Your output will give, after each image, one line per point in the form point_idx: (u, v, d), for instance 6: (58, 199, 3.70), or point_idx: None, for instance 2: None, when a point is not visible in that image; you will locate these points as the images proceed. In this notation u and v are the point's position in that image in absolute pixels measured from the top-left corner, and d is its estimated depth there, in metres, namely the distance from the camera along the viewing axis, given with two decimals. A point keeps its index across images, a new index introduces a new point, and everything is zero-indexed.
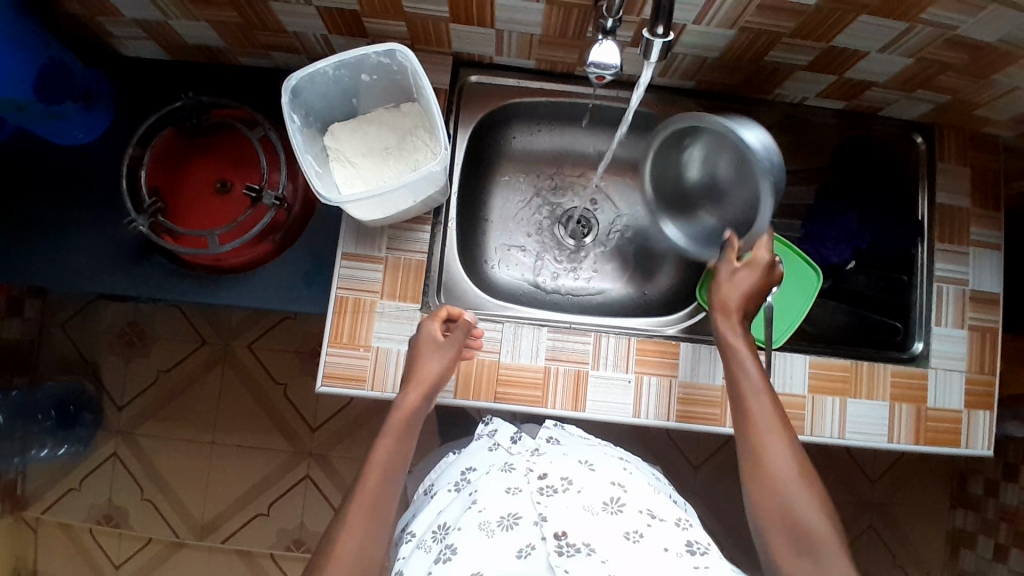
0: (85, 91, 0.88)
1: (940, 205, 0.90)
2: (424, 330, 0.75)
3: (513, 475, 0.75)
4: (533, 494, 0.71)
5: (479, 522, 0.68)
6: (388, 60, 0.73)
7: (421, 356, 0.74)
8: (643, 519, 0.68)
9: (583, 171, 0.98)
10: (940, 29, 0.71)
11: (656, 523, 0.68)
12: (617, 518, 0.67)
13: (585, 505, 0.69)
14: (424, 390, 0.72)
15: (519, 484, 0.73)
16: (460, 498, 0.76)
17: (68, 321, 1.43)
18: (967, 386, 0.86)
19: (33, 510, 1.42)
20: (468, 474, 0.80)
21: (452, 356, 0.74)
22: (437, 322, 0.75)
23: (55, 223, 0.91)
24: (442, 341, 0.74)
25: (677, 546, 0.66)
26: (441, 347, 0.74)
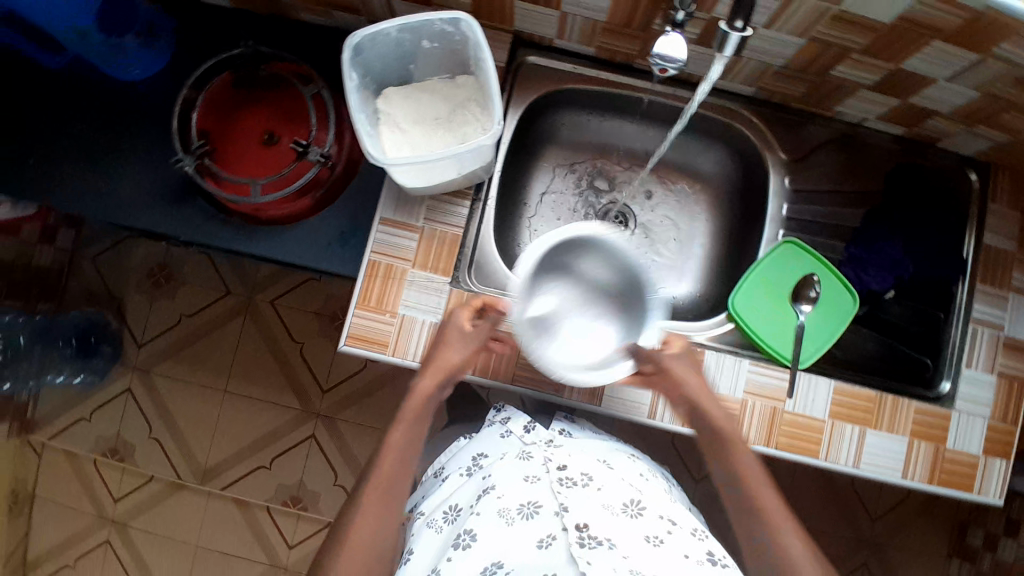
0: (147, 24, 0.91)
1: (986, 246, 0.87)
2: (454, 318, 0.77)
3: (532, 465, 0.75)
4: (554, 484, 0.71)
5: (498, 508, 0.68)
6: (452, 29, 0.72)
7: (446, 343, 0.77)
8: (664, 526, 0.68)
9: (627, 166, 0.97)
10: (1010, 67, 0.69)
11: (676, 530, 0.68)
12: (637, 520, 0.67)
13: (606, 504, 0.68)
14: (441, 377, 0.76)
15: (537, 474, 0.73)
16: (474, 481, 0.76)
17: (99, 254, 1.46)
18: (987, 433, 0.83)
19: (40, 435, 1.46)
20: (480, 459, 0.81)
21: (474, 347, 0.77)
22: (467, 312, 0.77)
23: (102, 154, 0.93)
24: (467, 332, 0.77)
25: (698, 554, 0.65)
26: (466, 337, 0.77)
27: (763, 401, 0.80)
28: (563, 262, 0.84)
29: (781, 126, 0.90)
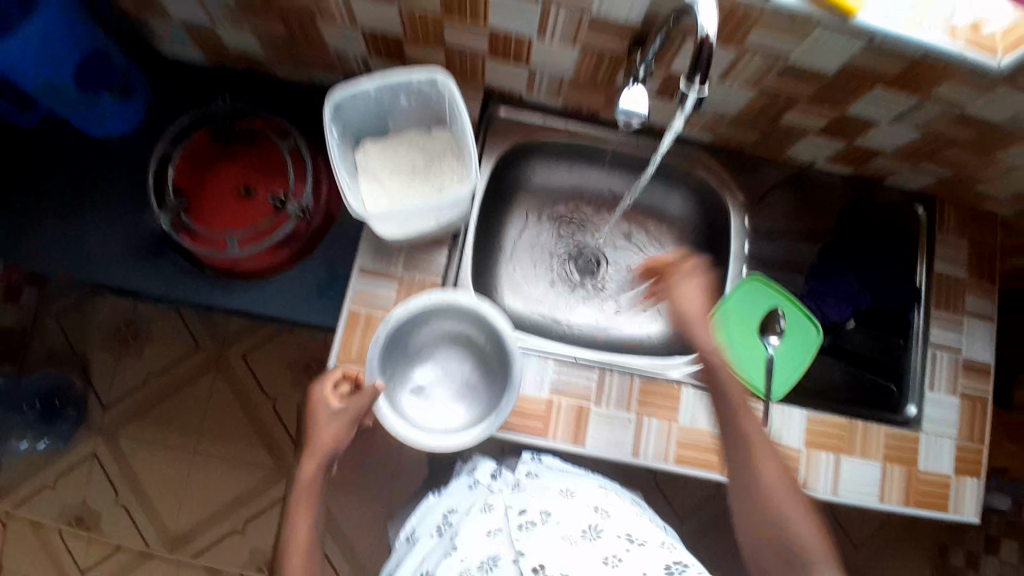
0: (122, 84, 0.93)
1: (937, 273, 0.92)
2: (319, 395, 0.76)
3: (493, 516, 0.74)
4: (511, 531, 0.70)
5: (460, 569, 0.68)
6: (429, 87, 0.76)
7: (320, 424, 0.76)
8: (621, 545, 0.68)
9: (598, 209, 1.00)
10: (949, 106, 0.76)
11: (636, 547, 0.68)
12: (595, 544, 0.67)
13: (564, 535, 0.68)
14: (319, 458, 0.76)
15: (499, 525, 0.72)
16: (443, 543, 0.76)
17: (63, 313, 1.43)
18: (957, 453, 0.87)
19: (1, 503, 1.38)
20: (449, 515, 0.81)
21: (348, 422, 0.75)
22: (331, 383, 0.76)
23: (73, 213, 0.92)
24: (336, 409, 0.75)
25: (656, 570, 0.65)
26: (335, 414, 0.75)
27: None
28: (408, 333, 0.83)
29: (739, 169, 0.95)
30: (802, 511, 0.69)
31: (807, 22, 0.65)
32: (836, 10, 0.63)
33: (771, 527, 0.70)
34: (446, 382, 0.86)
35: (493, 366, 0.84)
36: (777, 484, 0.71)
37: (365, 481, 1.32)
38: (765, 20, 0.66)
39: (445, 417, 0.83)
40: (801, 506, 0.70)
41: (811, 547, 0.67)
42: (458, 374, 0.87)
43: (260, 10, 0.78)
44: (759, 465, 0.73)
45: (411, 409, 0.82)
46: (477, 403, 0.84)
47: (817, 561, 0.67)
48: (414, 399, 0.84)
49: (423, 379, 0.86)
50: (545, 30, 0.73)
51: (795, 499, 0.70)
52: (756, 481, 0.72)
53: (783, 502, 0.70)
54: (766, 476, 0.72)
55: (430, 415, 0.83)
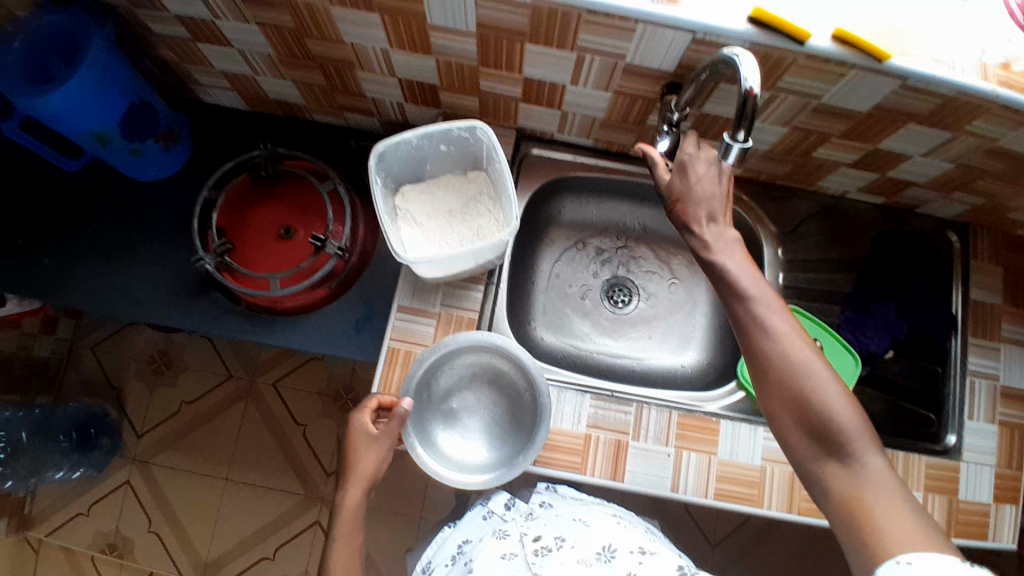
0: (168, 130, 0.93)
1: (973, 301, 0.91)
2: (356, 424, 0.76)
3: (508, 541, 0.72)
4: (527, 555, 0.69)
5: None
6: (468, 135, 0.79)
7: (357, 450, 0.75)
8: (634, 559, 0.67)
9: (628, 242, 1.02)
10: (984, 140, 0.76)
11: (647, 558, 0.68)
12: (609, 566, 0.67)
13: (579, 558, 0.68)
14: (366, 484, 0.74)
15: (514, 549, 0.71)
16: (457, 569, 0.73)
17: (98, 343, 1.46)
18: (997, 481, 0.85)
19: (38, 531, 1.41)
20: (464, 545, 0.78)
21: (387, 446, 0.75)
22: (369, 414, 0.76)
23: (118, 253, 0.95)
24: (376, 434, 0.75)
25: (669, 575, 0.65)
26: (375, 438, 0.75)
27: (781, 467, 0.81)
28: (438, 372, 0.83)
29: (768, 202, 0.96)
30: (832, 390, 0.56)
31: (840, 65, 0.66)
32: (869, 53, 0.64)
33: (797, 422, 0.56)
34: (477, 403, 0.85)
35: (520, 402, 0.84)
36: (811, 357, 0.57)
37: (392, 509, 1.33)
38: (798, 65, 0.67)
39: (480, 441, 0.83)
40: (839, 388, 0.56)
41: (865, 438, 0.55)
42: (489, 392, 0.86)
43: (302, 62, 0.82)
44: (786, 361, 0.57)
45: (447, 442, 0.82)
46: (511, 423, 0.84)
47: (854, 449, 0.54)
48: (448, 437, 0.83)
49: (454, 402, 0.85)
50: (579, 76, 0.75)
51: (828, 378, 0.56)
52: (787, 372, 0.57)
53: (818, 388, 0.56)
54: (799, 364, 0.56)
55: (467, 442, 0.83)
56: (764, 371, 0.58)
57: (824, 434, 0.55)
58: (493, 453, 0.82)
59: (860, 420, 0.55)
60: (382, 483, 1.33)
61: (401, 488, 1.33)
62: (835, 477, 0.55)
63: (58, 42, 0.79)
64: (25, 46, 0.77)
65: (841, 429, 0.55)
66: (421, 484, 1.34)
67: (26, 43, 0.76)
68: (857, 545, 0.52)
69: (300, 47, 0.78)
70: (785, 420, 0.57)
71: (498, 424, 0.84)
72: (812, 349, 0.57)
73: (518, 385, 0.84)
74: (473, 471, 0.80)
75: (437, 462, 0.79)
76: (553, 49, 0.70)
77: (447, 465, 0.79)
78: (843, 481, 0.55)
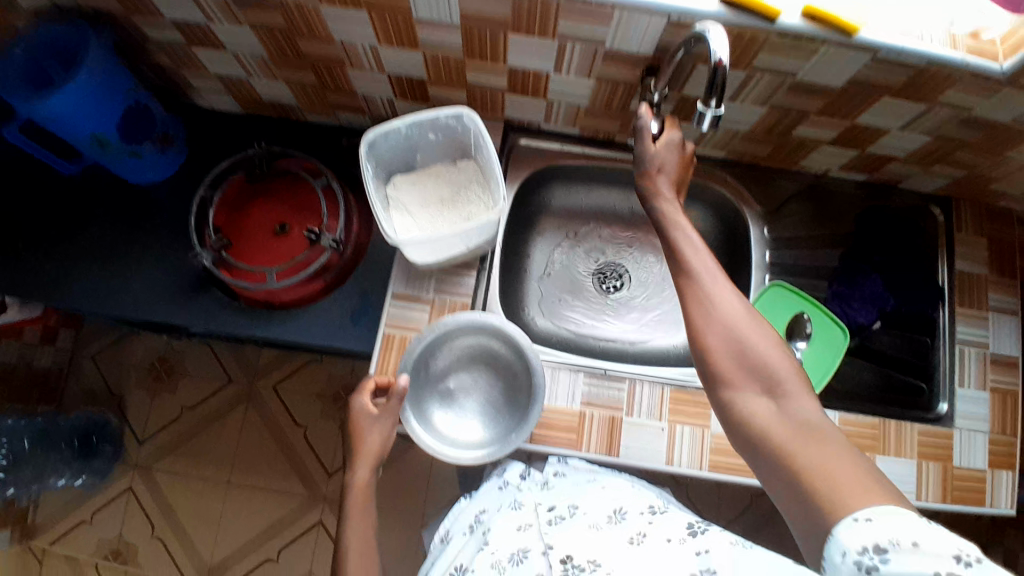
0: (163, 133, 0.95)
1: (959, 272, 0.93)
2: (358, 407, 0.77)
3: (522, 512, 0.72)
4: (542, 526, 0.68)
5: (491, 562, 0.64)
6: (455, 122, 0.81)
7: (362, 430, 0.77)
8: (644, 519, 0.65)
9: (618, 228, 1.04)
10: (957, 110, 0.78)
11: (658, 517, 0.66)
12: (619, 527, 0.65)
13: (591, 524, 0.66)
14: (370, 462, 0.76)
15: (529, 520, 0.70)
16: (475, 539, 0.73)
17: (99, 352, 1.47)
18: (990, 447, 0.87)
19: (40, 540, 1.41)
20: (481, 515, 0.77)
21: (387, 426, 0.77)
22: (369, 395, 0.78)
23: (117, 255, 0.97)
24: (377, 414, 0.77)
25: (679, 533, 0.60)
26: (376, 420, 0.77)
27: None
28: (436, 351, 0.85)
29: (753, 183, 0.99)
30: (769, 340, 0.59)
31: (812, 41, 0.68)
32: (837, 29, 0.67)
33: (731, 361, 0.58)
34: (473, 383, 0.87)
35: (517, 383, 0.86)
36: (729, 295, 0.61)
37: (396, 505, 1.33)
38: (771, 42, 0.69)
39: (476, 420, 0.85)
40: (767, 332, 0.59)
41: (787, 376, 0.57)
42: (485, 373, 0.87)
43: (292, 61, 0.84)
44: (725, 310, 0.60)
45: (443, 421, 0.84)
46: (508, 403, 0.85)
47: (789, 391, 0.56)
48: (445, 415, 0.84)
49: (451, 382, 0.87)
50: (561, 64, 0.77)
51: (765, 331, 0.59)
52: (708, 311, 0.60)
53: (744, 332, 0.59)
54: (721, 299, 0.61)
55: (462, 420, 0.85)
56: (693, 310, 0.61)
57: (757, 370, 0.57)
58: (488, 433, 0.83)
59: (788, 364, 0.57)
60: (383, 479, 1.33)
61: (404, 485, 1.34)
62: (760, 411, 0.56)
63: (58, 50, 0.82)
64: (25, 53, 0.80)
65: (777, 373, 0.57)
66: (425, 478, 1.34)
67: (26, 49, 0.80)
68: (792, 483, 0.51)
69: (291, 46, 0.81)
70: (716, 359, 0.59)
71: (496, 404, 0.86)
72: (750, 308, 0.61)
73: (516, 366, 0.86)
74: (467, 448, 0.81)
75: (432, 438, 0.81)
76: (535, 37, 0.72)
77: (442, 441, 0.81)
78: (768, 415, 0.56)
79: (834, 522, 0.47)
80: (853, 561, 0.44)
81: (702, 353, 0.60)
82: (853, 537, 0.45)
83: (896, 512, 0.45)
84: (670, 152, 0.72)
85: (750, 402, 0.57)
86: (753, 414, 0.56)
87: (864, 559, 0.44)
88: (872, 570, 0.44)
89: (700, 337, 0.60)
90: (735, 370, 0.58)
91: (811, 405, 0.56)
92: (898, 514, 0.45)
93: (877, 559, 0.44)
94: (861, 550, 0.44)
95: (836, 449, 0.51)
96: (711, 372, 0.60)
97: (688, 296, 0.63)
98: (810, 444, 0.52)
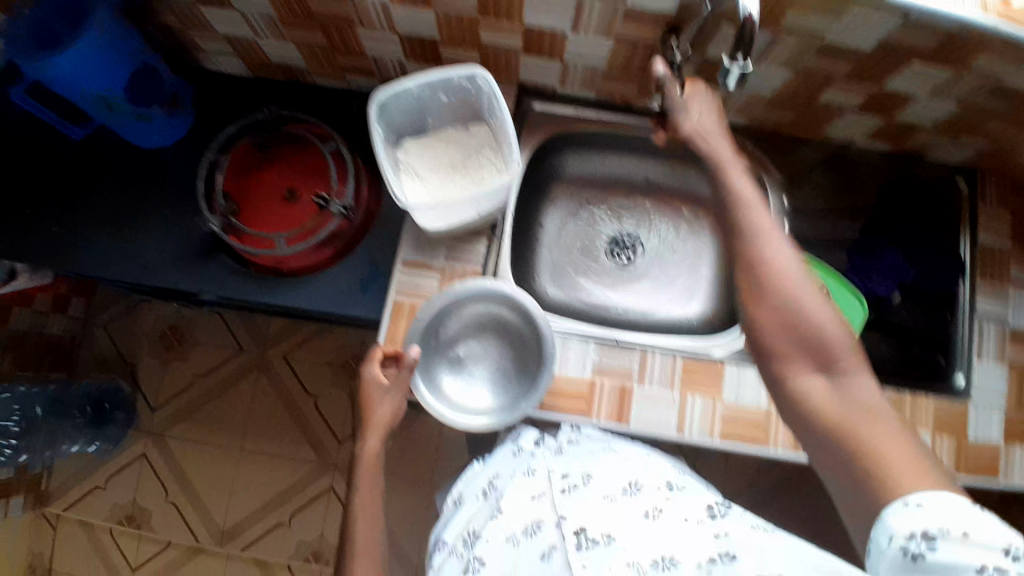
0: (172, 96, 0.94)
1: (982, 245, 0.90)
2: (368, 376, 0.77)
3: (535, 479, 0.71)
4: (554, 494, 0.66)
5: (504, 535, 0.64)
6: (468, 83, 0.78)
7: (372, 401, 0.76)
8: (660, 495, 0.64)
9: (634, 196, 1.02)
10: (990, 77, 0.75)
11: (675, 495, 0.64)
12: (633, 501, 0.63)
13: (604, 495, 0.64)
14: (381, 433, 0.76)
15: (542, 488, 0.69)
16: (488, 506, 0.72)
17: (110, 320, 1.48)
18: (1007, 423, 0.84)
19: (55, 507, 1.44)
20: (495, 480, 0.76)
21: (398, 396, 0.77)
22: (378, 365, 0.77)
23: (126, 221, 0.96)
24: (388, 384, 0.76)
25: (698, 514, 0.59)
26: (387, 390, 0.76)
27: None
28: (446, 318, 0.84)
29: (772, 151, 0.96)
30: (827, 314, 0.59)
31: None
32: None
33: (786, 336, 0.59)
34: (483, 351, 0.86)
35: (527, 353, 0.85)
36: (789, 262, 0.61)
37: (403, 473, 1.34)
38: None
39: (485, 389, 0.84)
40: (827, 307, 0.60)
41: (844, 354, 0.57)
42: (495, 342, 0.87)
43: (299, 19, 0.81)
44: (785, 279, 0.60)
45: (452, 388, 0.83)
46: (517, 373, 0.85)
47: (846, 368, 0.57)
48: (453, 383, 0.84)
49: (461, 350, 0.86)
50: (579, 23, 0.74)
51: (824, 307, 0.59)
52: (767, 280, 0.61)
53: (801, 305, 0.59)
54: (782, 268, 0.61)
55: (471, 388, 0.84)
56: (750, 278, 0.62)
57: (813, 347, 0.58)
58: (497, 401, 0.83)
59: (847, 340, 0.58)
60: (391, 447, 1.34)
61: (412, 454, 1.35)
62: (814, 389, 0.57)
63: (64, 9, 0.80)
64: (35, 15, 0.78)
65: (835, 350, 0.57)
66: (433, 448, 1.35)
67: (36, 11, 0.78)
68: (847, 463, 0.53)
69: (298, 4, 0.78)
70: (773, 331, 0.60)
71: (505, 373, 0.85)
72: (809, 277, 0.61)
73: (527, 336, 0.85)
74: (475, 415, 0.81)
75: (440, 404, 0.81)
76: None
77: (450, 408, 0.81)
78: (824, 394, 0.57)
79: (884, 504, 0.49)
80: (899, 545, 0.46)
81: (757, 326, 0.61)
82: (902, 523, 0.47)
83: (947, 498, 0.47)
84: (702, 103, 0.72)
85: (805, 379, 0.58)
86: (808, 391, 0.58)
87: (910, 545, 0.46)
88: (918, 556, 0.46)
89: (757, 310, 0.61)
90: (790, 345, 0.59)
91: (868, 382, 0.56)
92: (949, 500, 0.46)
93: (923, 546, 0.45)
94: (908, 536, 0.46)
95: (891, 430, 0.52)
96: (764, 346, 0.61)
97: (743, 259, 0.63)
98: (866, 426, 0.53)
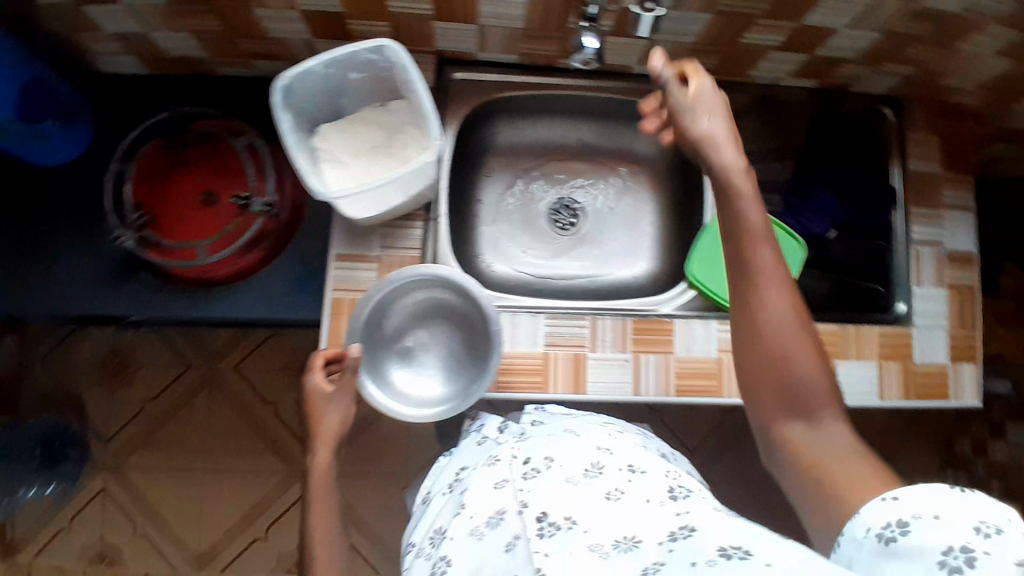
0: (68, 107, 0.88)
1: (911, 172, 0.92)
2: (312, 385, 0.73)
3: (499, 466, 0.68)
4: (517, 481, 0.64)
5: (468, 529, 0.61)
6: (378, 58, 0.74)
7: (317, 409, 0.73)
8: (623, 477, 0.64)
9: (569, 161, 0.99)
10: (905, 2, 0.75)
11: (637, 477, 0.64)
12: (596, 482, 0.63)
13: (567, 478, 0.64)
14: (331, 443, 0.72)
15: (506, 474, 0.66)
16: (453, 500, 0.70)
17: (46, 354, 1.39)
18: (951, 342, 0.87)
19: (23, 554, 1.36)
20: (461, 473, 0.74)
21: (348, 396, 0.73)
22: (321, 372, 0.73)
23: (36, 247, 0.89)
24: (331, 390, 0.73)
25: (660, 495, 0.61)
26: (331, 396, 0.73)
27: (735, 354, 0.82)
28: (388, 310, 0.81)
29: None
30: (797, 314, 0.56)
31: None
32: None
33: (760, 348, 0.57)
34: (431, 338, 0.84)
35: (476, 334, 0.82)
36: (766, 255, 0.56)
37: (376, 469, 1.31)
38: None
39: (437, 377, 0.82)
40: (797, 306, 0.57)
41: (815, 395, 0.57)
42: (443, 327, 0.84)
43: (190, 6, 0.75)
44: (761, 274, 0.56)
45: (403, 380, 0.81)
46: (468, 356, 0.82)
47: (814, 403, 0.57)
48: (404, 375, 0.81)
49: (408, 340, 0.83)
50: None
51: (800, 317, 0.57)
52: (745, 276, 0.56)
53: (775, 307, 0.56)
54: (759, 263, 0.56)
55: (422, 378, 0.82)
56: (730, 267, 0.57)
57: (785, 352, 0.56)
58: (450, 388, 0.80)
59: (809, 335, 0.57)
60: (360, 445, 1.31)
61: (381, 449, 1.32)
62: (793, 431, 0.58)
63: None
64: None
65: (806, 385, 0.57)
66: (402, 439, 1.32)
67: None
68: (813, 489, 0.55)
69: None
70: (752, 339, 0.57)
71: (456, 358, 0.83)
72: (778, 255, 0.57)
73: (473, 318, 0.82)
74: (428, 406, 0.79)
75: (391, 398, 0.78)
76: None
77: (401, 402, 0.78)
78: (801, 434, 0.57)
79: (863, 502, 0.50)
80: (875, 534, 0.47)
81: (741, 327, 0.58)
82: (877, 515, 0.48)
83: (926, 488, 0.47)
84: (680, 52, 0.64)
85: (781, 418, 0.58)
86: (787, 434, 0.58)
87: (885, 532, 0.47)
88: (891, 541, 0.46)
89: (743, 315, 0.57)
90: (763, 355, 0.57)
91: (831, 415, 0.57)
92: (926, 490, 0.47)
93: (897, 532, 0.46)
94: (884, 525, 0.47)
95: (857, 461, 0.54)
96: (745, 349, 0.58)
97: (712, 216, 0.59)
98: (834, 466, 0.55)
